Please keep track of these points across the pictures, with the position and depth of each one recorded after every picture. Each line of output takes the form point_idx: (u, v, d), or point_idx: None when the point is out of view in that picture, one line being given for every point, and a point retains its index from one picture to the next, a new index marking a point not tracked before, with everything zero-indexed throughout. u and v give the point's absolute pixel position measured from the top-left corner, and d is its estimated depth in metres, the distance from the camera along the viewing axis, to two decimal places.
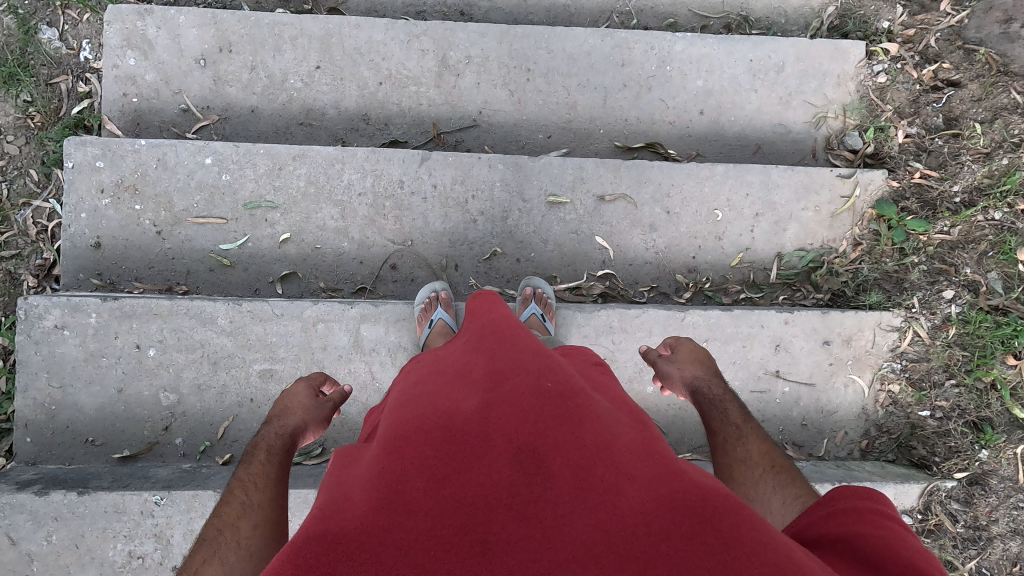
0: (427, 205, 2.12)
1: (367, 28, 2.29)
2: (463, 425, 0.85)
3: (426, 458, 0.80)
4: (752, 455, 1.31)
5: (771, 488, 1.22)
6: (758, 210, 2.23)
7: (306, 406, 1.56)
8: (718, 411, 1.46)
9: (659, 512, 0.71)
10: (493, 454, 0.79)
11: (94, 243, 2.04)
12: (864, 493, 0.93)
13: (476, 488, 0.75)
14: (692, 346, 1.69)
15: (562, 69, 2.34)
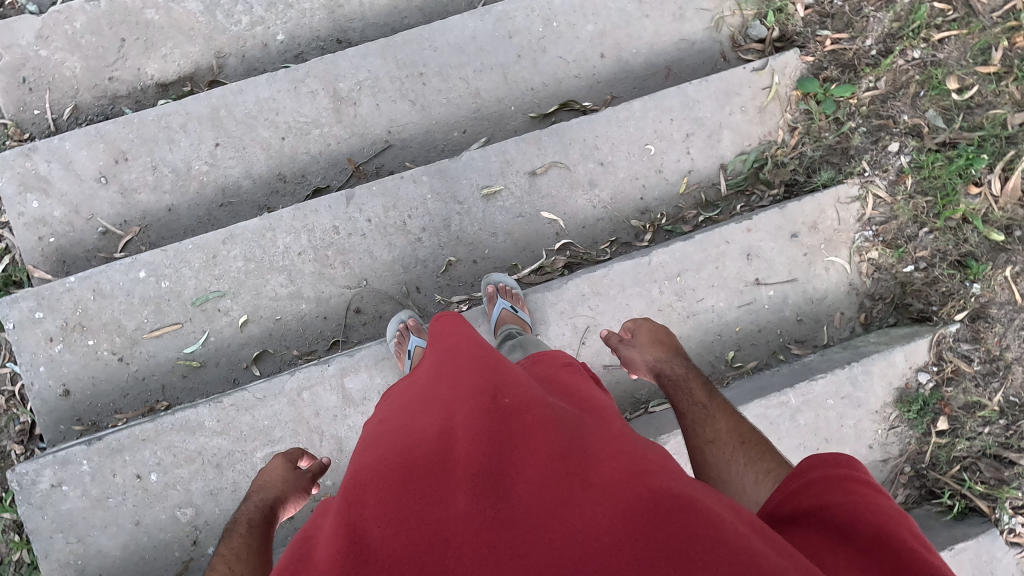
0: (369, 241, 2.08)
1: (251, 89, 2.23)
2: (420, 464, 0.82)
3: (384, 502, 0.78)
4: (721, 433, 1.33)
5: (743, 466, 1.22)
6: (687, 131, 2.20)
7: (285, 480, 1.58)
8: (682, 392, 1.50)
9: (615, 525, 0.69)
10: (452, 487, 0.78)
11: (63, 391, 2.01)
12: (833, 460, 0.91)
13: (436, 523, 0.73)
14: (650, 325, 1.72)
15: (453, 62, 2.30)
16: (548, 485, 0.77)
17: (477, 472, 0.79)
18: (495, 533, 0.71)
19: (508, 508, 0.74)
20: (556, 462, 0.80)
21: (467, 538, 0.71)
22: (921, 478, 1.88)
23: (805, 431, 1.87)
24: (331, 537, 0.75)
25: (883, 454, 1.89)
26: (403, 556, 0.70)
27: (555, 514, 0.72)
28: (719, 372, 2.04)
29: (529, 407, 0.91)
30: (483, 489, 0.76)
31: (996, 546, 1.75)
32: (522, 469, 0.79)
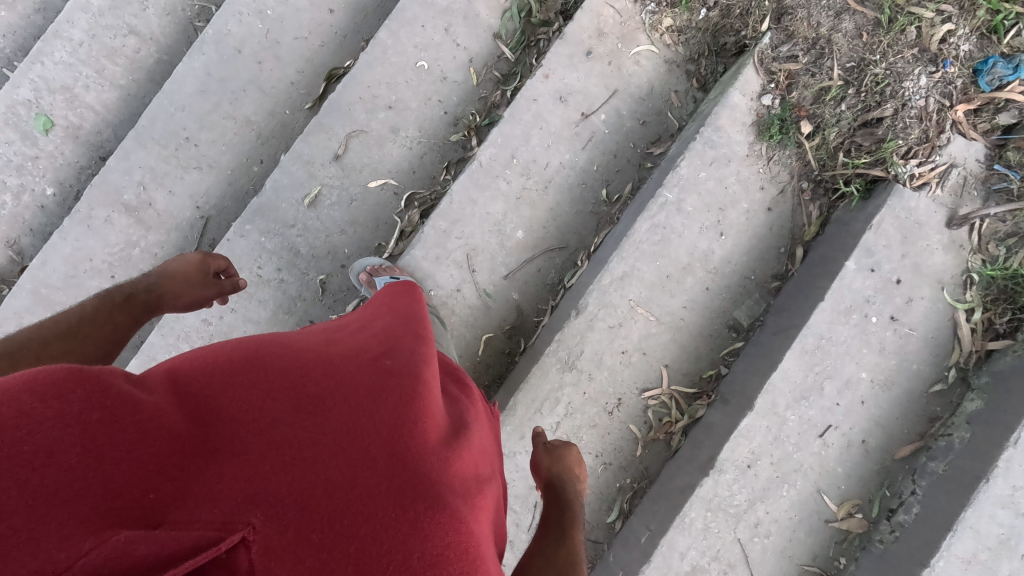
0: (240, 311, 2.05)
1: (52, 253, 2.15)
2: (283, 369, 0.84)
3: (233, 383, 0.79)
4: (556, 561, 1.19)
5: None
6: (443, 25, 2.11)
7: (192, 280, 1.64)
8: (553, 516, 1.36)
9: (390, 506, 0.74)
10: (291, 401, 0.80)
11: None
12: None
13: (253, 430, 0.75)
14: (577, 450, 1.56)
15: (206, 107, 2.19)
16: (364, 432, 0.80)
17: (317, 398, 0.82)
18: (296, 450, 0.74)
19: (324, 436, 0.77)
20: (386, 423, 0.83)
21: (272, 445, 0.74)
22: (821, 184, 1.89)
23: (698, 215, 1.86)
24: (168, 377, 0.78)
25: (777, 188, 1.89)
26: (208, 429, 0.73)
27: (352, 465, 0.76)
28: (605, 214, 2.03)
29: (396, 369, 0.94)
30: (310, 413, 0.79)
31: (908, 199, 1.73)
32: (355, 411, 0.82)
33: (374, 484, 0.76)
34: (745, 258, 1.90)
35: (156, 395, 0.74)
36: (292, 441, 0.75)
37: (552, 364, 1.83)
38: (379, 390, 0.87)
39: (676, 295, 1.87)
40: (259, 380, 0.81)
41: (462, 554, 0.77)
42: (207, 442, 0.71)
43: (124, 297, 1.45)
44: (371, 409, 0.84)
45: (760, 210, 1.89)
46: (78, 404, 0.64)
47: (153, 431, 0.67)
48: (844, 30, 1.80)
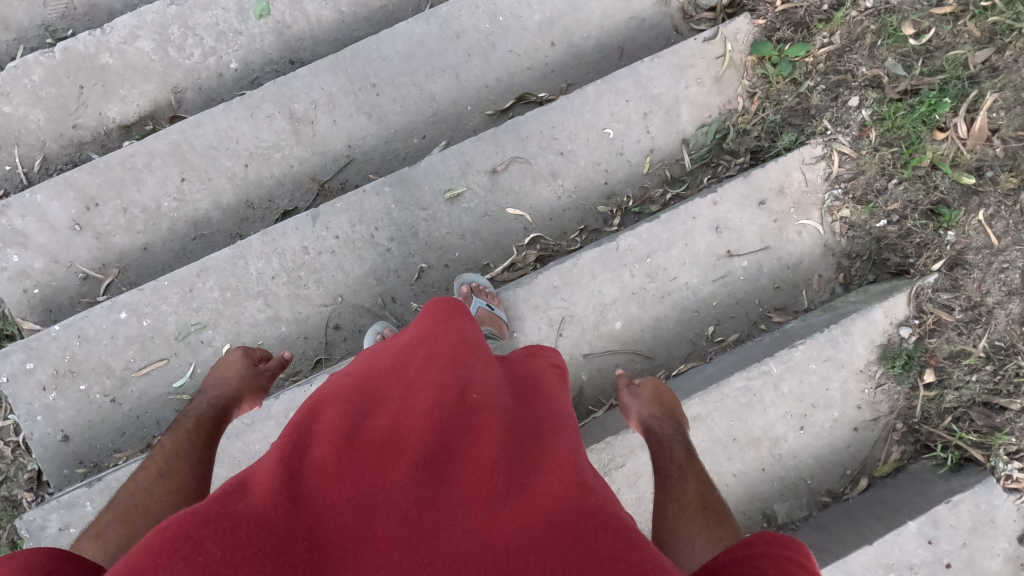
0: (339, 257, 2.11)
1: (209, 120, 2.25)
2: (373, 440, 0.91)
3: (334, 462, 0.86)
4: (686, 496, 1.31)
5: (697, 530, 1.22)
6: (644, 109, 2.18)
7: (238, 375, 1.71)
8: (664, 455, 1.49)
9: (541, 527, 0.77)
10: (396, 463, 0.86)
11: (62, 436, 2.07)
12: (781, 538, 0.87)
13: (373, 496, 0.81)
14: (654, 382, 1.71)
15: (404, 69, 2.30)
16: (468, 489, 0.84)
17: (416, 457, 0.88)
18: (422, 508, 0.79)
19: (441, 493, 0.82)
20: (495, 465, 0.88)
21: (398, 510, 0.78)
22: (915, 432, 1.86)
23: (789, 399, 1.85)
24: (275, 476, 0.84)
25: (872, 413, 1.87)
26: (339, 513, 0.79)
27: (477, 513, 0.80)
28: (701, 348, 2.04)
29: (482, 410, 1.00)
30: (417, 471, 0.85)
31: (994, 495, 1.72)
32: (449, 471, 0.87)
33: (511, 514, 0.79)
34: (811, 461, 1.87)
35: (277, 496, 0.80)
36: (414, 499, 0.80)
37: (590, 461, 1.83)
38: (472, 440, 0.93)
39: (732, 460, 1.85)
40: (354, 454, 0.88)
41: (628, 542, 0.77)
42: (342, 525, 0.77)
43: (195, 420, 1.53)
44: (470, 458, 0.89)
45: (847, 426, 1.87)
46: (216, 549, 0.70)
47: (290, 540, 0.74)
48: (1009, 311, 1.80)
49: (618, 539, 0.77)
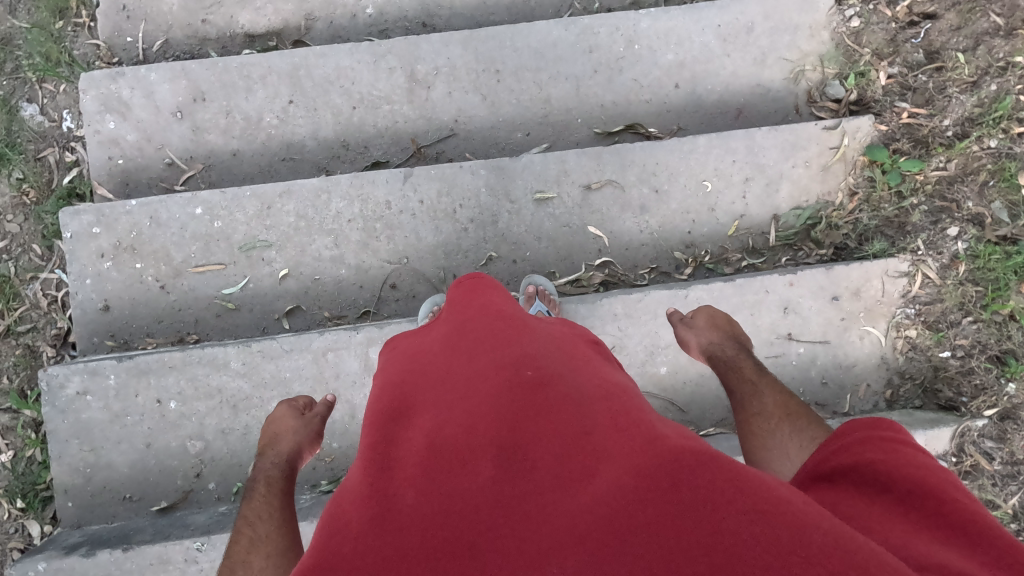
0: (417, 221, 2.14)
1: (334, 55, 2.30)
2: (442, 442, 0.92)
3: (413, 477, 0.88)
4: (769, 408, 1.53)
5: (787, 435, 1.44)
6: (747, 174, 2.21)
7: (290, 427, 1.71)
8: (735, 377, 1.67)
9: (641, 487, 0.79)
10: (473, 462, 0.88)
11: (103, 306, 2.10)
12: (876, 422, 1.06)
13: (464, 497, 0.83)
14: (709, 310, 1.85)
15: (531, 65, 2.34)
16: (546, 477, 0.85)
17: (488, 451, 0.89)
18: (514, 500, 0.82)
19: (526, 482, 0.84)
20: (568, 444, 0.89)
21: (494, 506, 0.81)
22: None
23: None
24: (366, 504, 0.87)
25: None
26: (440, 520, 0.81)
27: (568, 491, 0.82)
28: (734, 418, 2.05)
29: (540, 386, 1.00)
30: (497, 465, 0.86)
31: None
32: (521, 461, 0.87)
33: (603, 482, 0.81)
34: None
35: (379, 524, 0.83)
36: (504, 493, 0.83)
37: None
38: (538, 420, 0.94)
39: None
40: (431, 461, 0.90)
41: (725, 468, 0.78)
42: (448, 530, 0.80)
43: (264, 485, 1.55)
44: (541, 441, 0.90)
45: None
46: None
47: (409, 564, 0.78)
48: None
49: (717, 468, 0.78)
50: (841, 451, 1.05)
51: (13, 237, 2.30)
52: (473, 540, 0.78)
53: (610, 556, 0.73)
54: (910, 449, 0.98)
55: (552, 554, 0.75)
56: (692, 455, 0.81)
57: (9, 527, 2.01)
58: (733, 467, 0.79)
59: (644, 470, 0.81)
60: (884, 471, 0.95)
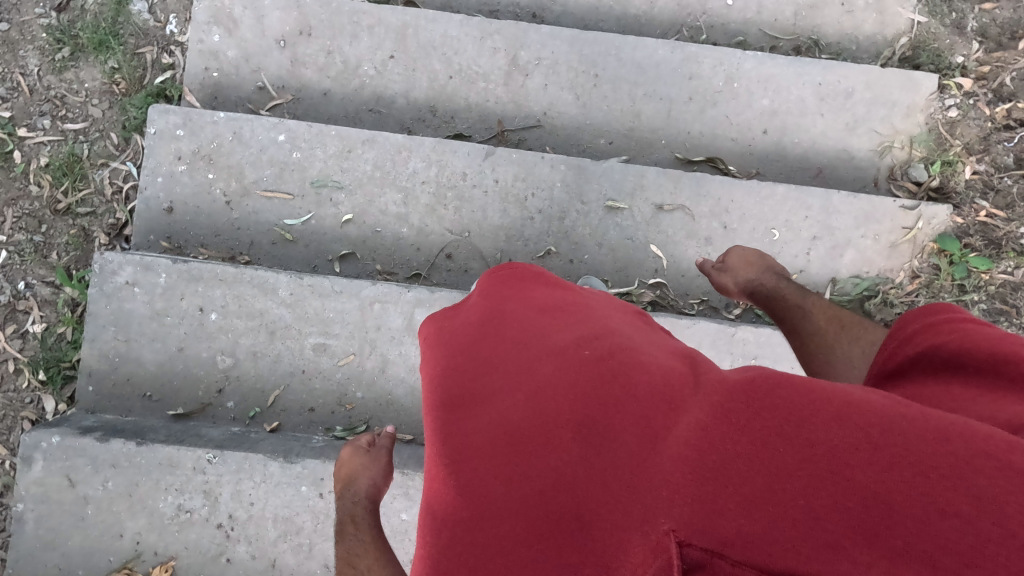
0: (487, 199, 2.16)
1: (444, 22, 2.34)
2: (514, 427, 0.90)
3: (494, 465, 0.88)
4: (820, 325, 1.69)
5: (845, 340, 1.58)
6: (816, 233, 2.21)
7: (363, 463, 1.64)
8: (783, 305, 1.85)
9: (744, 434, 0.75)
10: (554, 439, 0.86)
11: (167, 207, 2.12)
12: (942, 310, 1.12)
13: (553, 476, 0.82)
14: (741, 250, 1.99)
15: (630, 77, 2.37)
16: (626, 436, 0.82)
17: (564, 427, 0.86)
18: (606, 470, 0.80)
19: (611, 449, 0.82)
20: (648, 402, 0.85)
21: (587, 480, 0.80)
22: None
23: None
24: (461, 499, 0.89)
25: None
26: (538, 501, 0.82)
27: (659, 449, 0.79)
28: None
29: (605, 354, 0.95)
30: (578, 440, 0.84)
31: None
32: (594, 425, 0.85)
33: (697, 429, 0.78)
34: None
35: (480, 514, 0.85)
36: (594, 466, 0.81)
37: None
38: (611, 386, 0.89)
39: None
40: (509, 447, 0.88)
41: (828, 402, 0.75)
42: (550, 509, 0.80)
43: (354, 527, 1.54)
44: (619, 405, 0.86)
45: None
46: None
47: (522, 546, 0.80)
48: None
49: (804, 394, 0.77)
50: (909, 342, 1.10)
51: (95, 122, 2.33)
52: (578, 514, 0.79)
53: (720, 493, 0.72)
54: (980, 329, 1.01)
55: (658, 506, 0.74)
56: (773, 386, 0.79)
57: (26, 397, 2.03)
58: (819, 391, 0.78)
59: (732, 411, 0.78)
60: (952, 349, 1.00)
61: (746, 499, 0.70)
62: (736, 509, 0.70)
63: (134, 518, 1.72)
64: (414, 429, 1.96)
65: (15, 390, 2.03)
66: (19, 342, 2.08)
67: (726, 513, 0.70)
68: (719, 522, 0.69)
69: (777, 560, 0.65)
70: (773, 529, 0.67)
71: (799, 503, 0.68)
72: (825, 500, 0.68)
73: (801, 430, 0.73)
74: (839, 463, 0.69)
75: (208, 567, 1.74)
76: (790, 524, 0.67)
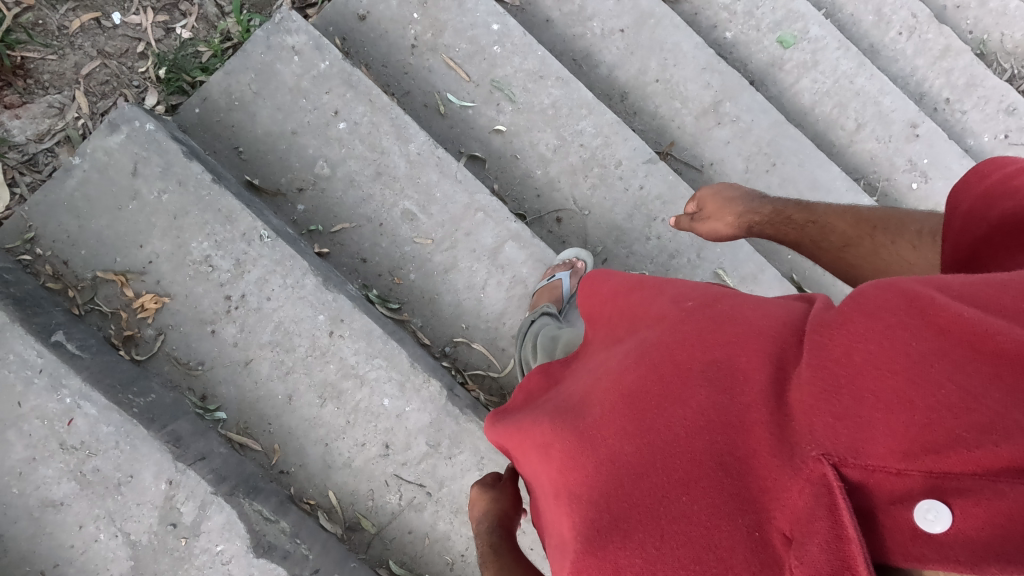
0: (623, 197, 2.15)
1: (683, 34, 2.37)
2: (628, 379, 0.86)
3: (616, 421, 0.84)
4: (843, 234, 1.36)
5: (889, 243, 1.24)
6: None
7: (493, 493, 1.33)
8: (792, 226, 1.53)
9: (890, 352, 0.66)
10: (674, 386, 0.81)
11: (361, 14, 2.11)
12: (992, 166, 0.95)
13: (682, 423, 0.78)
14: (713, 192, 1.77)
15: (800, 185, 2.36)
16: (751, 368, 0.76)
17: (683, 373, 0.81)
18: (738, 411, 0.74)
19: (741, 387, 0.76)
20: (772, 338, 0.78)
21: (721, 426, 0.74)
22: None
23: None
24: (589, 463, 0.84)
25: None
26: (673, 453, 0.76)
27: (797, 381, 0.71)
28: None
29: (714, 301, 0.90)
30: (699, 385, 0.79)
31: None
32: (710, 361, 0.80)
33: (839, 356, 0.69)
34: None
35: (611, 473, 0.80)
36: (722, 409, 0.75)
37: None
38: (727, 324, 0.83)
39: None
40: (628, 401, 0.84)
41: (955, 298, 0.68)
42: (687, 461, 0.75)
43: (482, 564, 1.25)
44: (740, 341, 0.79)
45: None
46: (643, 551, 0.73)
47: (670, 502, 0.74)
48: None
49: (914, 291, 0.70)
50: (973, 223, 0.93)
51: None
52: (723, 460, 0.73)
53: (864, 403, 0.65)
54: None
55: (800, 431, 0.68)
56: (884, 291, 0.72)
57: (134, 81, 2.00)
58: (930, 286, 0.71)
59: (850, 318, 0.71)
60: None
61: (896, 407, 0.63)
62: (888, 419, 0.63)
63: (162, 240, 1.67)
64: (435, 337, 1.92)
65: (129, 68, 2.00)
66: (160, 33, 2.04)
67: (879, 424, 0.63)
68: (869, 435, 0.63)
69: (947, 457, 0.59)
70: (933, 423, 0.60)
71: (950, 390, 0.61)
72: (978, 380, 0.60)
73: (929, 319, 0.66)
74: (977, 340, 0.62)
75: (191, 325, 1.68)
76: (945, 418, 0.60)
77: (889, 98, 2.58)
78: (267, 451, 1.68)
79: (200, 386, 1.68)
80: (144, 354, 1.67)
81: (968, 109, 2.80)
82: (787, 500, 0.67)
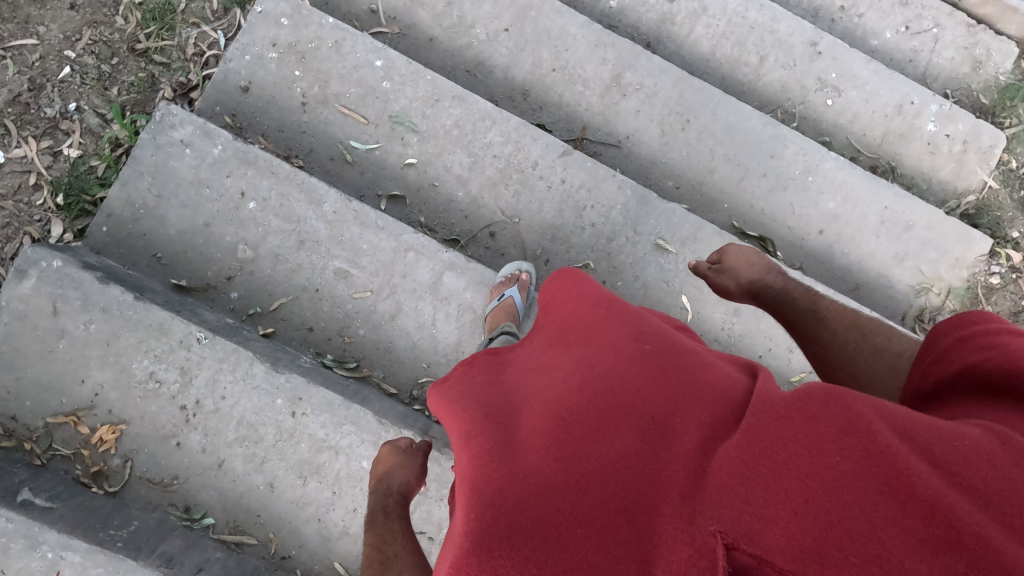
0: (548, 195, 2.15)
1: (567, 17, 2.36)
2: (570, 408, 0.88)
3: (547, 442, 0.85)
4: (833, 334, 1.49)
5: (868, 350, 1.37)
6: None
7: (395, 462, 1.42)
8: (792, 312, 1.66)
9: (816, 453, 0.68)
10: (610, 429, 0.83)
11: (243, 86, 2.08)
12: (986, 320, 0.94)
13: (609, 460, 0.80)
14: (738, 249, 1.89)
15: (717, 134, 2.38)
16: (685, 436, 0.78)
17: (625, 416, 0.84)
18: (665, 466, 0.76)
19: (674, 447, 0.78)
20: (716, 412, 0.81)
21: (643, 476, 0.76)
22: None
23: None
24: (506, 473, 0.84)
25: None
26: (592, 484, 0.78)
27: (726, 448, 0.74)
28: None
29: (671, 356, 0.93)
30: (636, 435, 0.81)
31: None
32: (651, 423, 0.82)
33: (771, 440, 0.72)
34: None
35: (526, 485, 0.81)
36: (651, 461, 0.77)
37: None
38: (680, 387, 0.86)
39: None
40: (565, 429, 0.86)
41: (904, 431, 0.69)
42: (603, 497, 0.77)
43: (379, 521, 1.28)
44: (684, 407, 0.82)
45: None
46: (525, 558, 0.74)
47: (568, 523, 0.75)
48: None
49: (864, 411, 0.72)
50: (942, 362, 0.95)
51: None
52: (635, 508, 0.74)
53: (780, 484, 0.67)
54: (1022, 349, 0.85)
55: (707, 502, 0.70)
56: (833, 402, 0.73)
57: (35, 215, 1.96)
58: (880, 409, 0.73)
59: (797, 413, 0.73)
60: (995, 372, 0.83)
61: (804, 509, 0.64)
62: (792, 506, 0.65)
63: (102, 369, 1.66)
64: (400, 385, 1.93)
65: (26, 203, 1.97)
66: (48, 159, 2.01)
67: (782, 509, 0.65)
68: (769, 520, 0.65)
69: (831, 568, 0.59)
70: (830, 529, 0.62)
71: (855, 512, 0.62)
72: (884, 512, 0.61)
73: (862, 441, 0.68)
74: (905, 484, 0.63)
75: (155, 444, 1.68)
76: (842, 534, 0.61)
77: (783, 24, 2.61)
78: (264, 542, 1.70)
79: (181, 499, 1.68)
80: (117, 484, 1.67)
81: (864, 11, 2.82)
82: (673, 562, 0.68)
